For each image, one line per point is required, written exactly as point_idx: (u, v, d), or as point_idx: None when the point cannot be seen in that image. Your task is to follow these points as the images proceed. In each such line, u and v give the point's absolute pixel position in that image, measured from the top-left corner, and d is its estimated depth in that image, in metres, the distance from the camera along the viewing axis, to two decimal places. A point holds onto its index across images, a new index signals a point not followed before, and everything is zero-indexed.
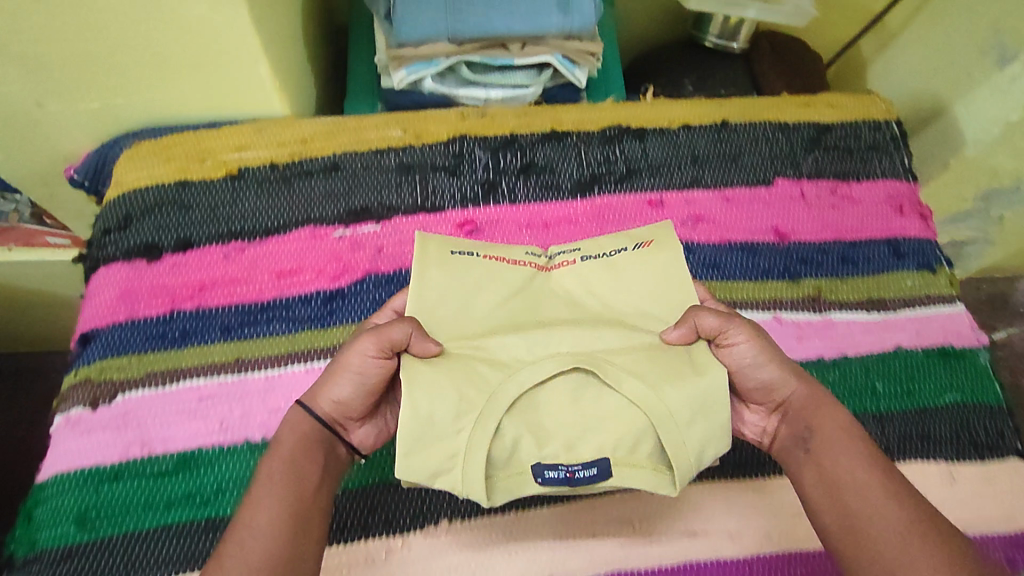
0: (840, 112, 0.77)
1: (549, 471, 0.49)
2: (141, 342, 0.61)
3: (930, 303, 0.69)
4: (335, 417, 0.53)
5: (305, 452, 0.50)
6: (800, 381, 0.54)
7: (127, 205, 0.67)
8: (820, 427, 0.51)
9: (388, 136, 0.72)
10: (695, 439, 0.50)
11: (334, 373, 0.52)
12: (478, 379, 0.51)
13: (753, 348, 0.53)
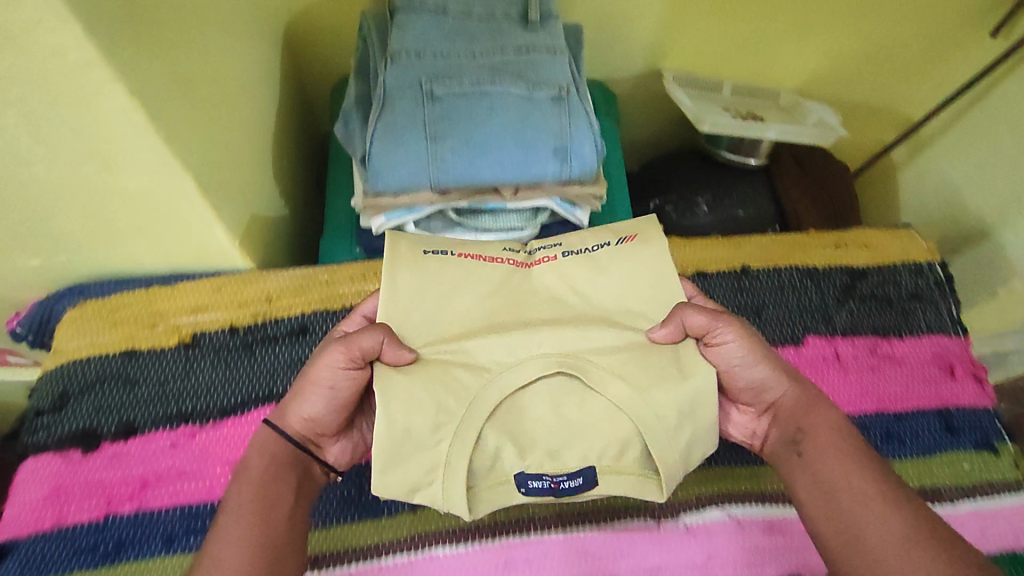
0: (875, 254, 0.68)
1: (533, 482, 0.48)
2: (67, 559, 0.52)
3: (992, 493, 0.58)
4: (307, 435, 0.50)
5: (277, 469, 0.47)
6: (791, 382, 0.51)
7: (66, 381, 0.59)
8: (812, 428, 0.49)
9: (365, 290, 0.64)
10: (684, 438, 0.48)
11: (302, 387, 0.49)
12: (455, 386, 0.48)
13: (742, 347, 0.50)
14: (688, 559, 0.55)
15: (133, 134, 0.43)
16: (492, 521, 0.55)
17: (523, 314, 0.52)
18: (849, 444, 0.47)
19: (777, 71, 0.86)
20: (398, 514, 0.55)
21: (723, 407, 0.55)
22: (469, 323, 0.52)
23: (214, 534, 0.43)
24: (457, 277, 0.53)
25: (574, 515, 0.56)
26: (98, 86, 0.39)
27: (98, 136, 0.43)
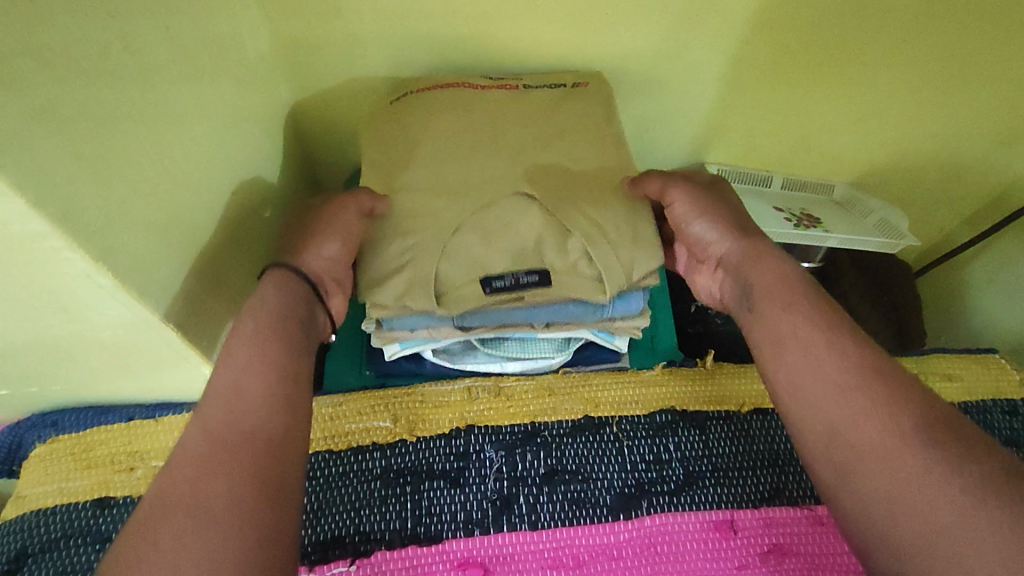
0: (962, 388, 0.60)
1: (496, 282, 0.53)
2: None
3: None
4: (323, 275, 0.51)
5: (285, 298, 0.46)
6: (736, 238, 0.53)
7: (24, 537, 0.51)
8: (760, 284, 0.48)
9: (374, 428, 0.57)
10: (626, 259, 0.54)
11: (317, 229, 0.51)
12: (425, 208, 0.55)
13: (689, 204, 0.55)
14: None
15: (89, 290, 0.38)
16: None
17: (481, 150, 0.58)
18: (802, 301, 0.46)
19: (825, 166, 0.80)
20: None
21: (688, 271, 0.59)
22: (441, 162, 0.57)
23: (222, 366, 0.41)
24: (429, 139, 0.58)
25: None
26: (35, 238, 0.33)
27: (51, 293, 0.39)
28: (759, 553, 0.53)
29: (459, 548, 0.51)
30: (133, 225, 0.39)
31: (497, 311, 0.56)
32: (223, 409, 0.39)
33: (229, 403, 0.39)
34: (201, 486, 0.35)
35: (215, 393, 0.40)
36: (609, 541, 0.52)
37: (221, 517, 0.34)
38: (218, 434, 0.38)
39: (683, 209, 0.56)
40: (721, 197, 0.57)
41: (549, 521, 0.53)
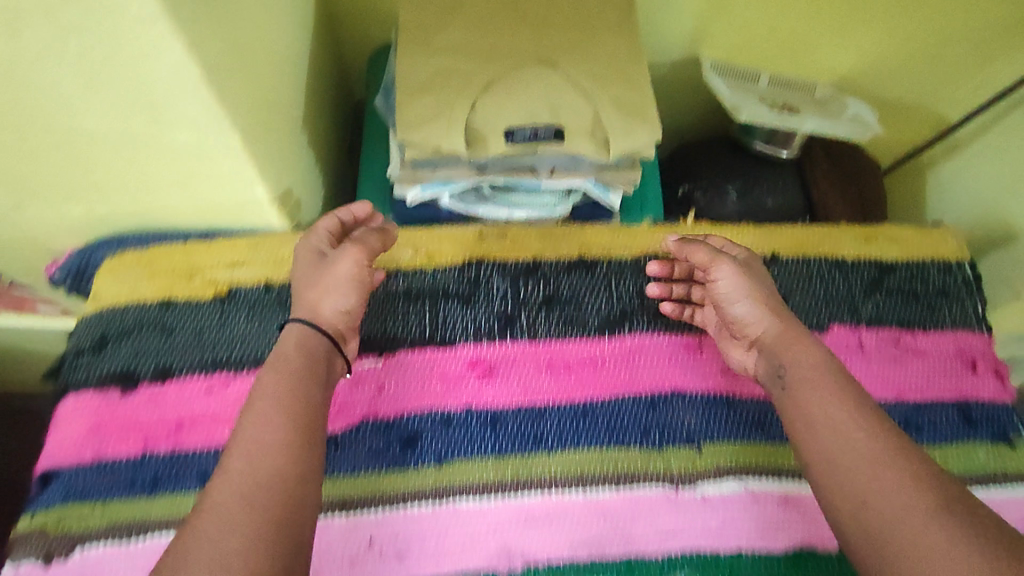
0: (904, 249, 0.69)
1: (517, 132, 0.60)
2: (106, 488, 0.55)
3: (780, 478, 0.60)
4: (340, 330, 0.55)
5: (309, 353, 0.51)
6: (772, 318, 0.55)
7: (105, 324, 0.60)
8: (794, 368, 0.52)
9: (397, 256, 0.65)
10: (632, 131, 0.60)
11: (328, 285, 0.54)
12: (450, 68, 0.62)
13: (736, 283, 0.57)
14: (700, 526, 0.57)
15: (178, 87, 0.47)
16: (518, 480, 0.57)
17: (502, 19, 0.64)
18: (826, 376, 0.50)
19: (810, 65, 0.87)
20: (424, 470, 0.57)
21: (720, 342, 0.61)
22: (463, 29, 0.64)
23: (241, 431, 0.45)
24: (452, 7, 0.65)
25: (597, 479, 0.58)
26: (141, 26, 0.41)
27: (145, 91, 0.47)
28: (720, 367, 0.63)
29: (470, 351, 0.62)
30: (212, 39, 0.47)
31: (513, 164, 0.62)
32: (243, 460, 0.43)
33: (249, 455, 0.43)
34: (219, 534, 0.39)
35: (236, 448, 0.44)
36: (595, 352, 0.63)
37: (235, 562, 0.38)
38: (240, 485, 0.42)
39: (728, 288, 0.57)
40: (757, 278, 0.59)
41: (545, 335, 0.63)
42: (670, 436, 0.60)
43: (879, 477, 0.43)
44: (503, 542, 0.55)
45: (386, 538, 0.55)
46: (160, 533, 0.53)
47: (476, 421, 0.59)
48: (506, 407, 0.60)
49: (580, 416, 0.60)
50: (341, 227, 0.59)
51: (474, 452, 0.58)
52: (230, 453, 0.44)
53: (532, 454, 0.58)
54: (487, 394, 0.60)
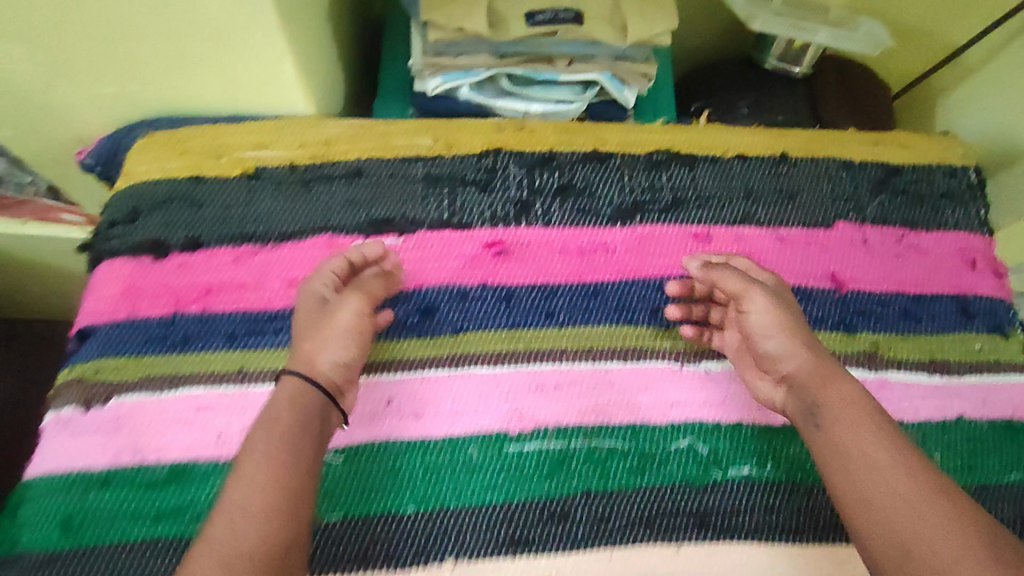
0: (912, 154, 0.71)
1: (538, 16, 0.64)
2: (140, 344, 0.57)
3: None
4: (333, 383, 0.53)
5: (302, 410, 0.50)
6: (807, 355, 0.54)
7: (135, 198, 0.63)
8: (826, 406, 0.51)
9: (417, 144, 0.67)
10: (647, 18, 0.65)
11: (328, 335, 0.54)
12: None
13: (768, 315, 0.56)
14: (701, 399, 0.60)
15: None
16: (530, 351, 0.60)
17: None
18: (866, 420, 0.50)
19: None
20: (441, 337, 0.60)
21: (744, 375, 0.59)
22: None
23: (227, 495, 0.45)
24: None
25: (605, 352, 0.61)
26: None
27: None
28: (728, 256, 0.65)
29: (486, 233, 0.64)
30: None
31: (534, 50, 0.65)
32: (226, 527, 0.43)
33: (234, 519, 0.43)
34: None
35: (223, 512, 0.44)
36: (607, 239, 0.65)
37: None
38: (221, 553, 0.42)
39: (762, 321, 0.56)
40: (791, 309, 0.57)
41: (559, 221, 0.65)
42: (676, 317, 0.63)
43: (923, 521, 0.44)
44: (514, 405, 0.58)
45: (403, 396, 0.58)
46: (193, 385, 0.56)
47: (490, 296, 0.62)
48: (520, 285, 0.62)
49: (591, 296, 0.63)
50: (349, 269, 0.58)
51: (489, 324, 0.61)
52: (213, 518, 0.44)
53: (544, 327, 0.61)
54: (502, 273, 0.63)
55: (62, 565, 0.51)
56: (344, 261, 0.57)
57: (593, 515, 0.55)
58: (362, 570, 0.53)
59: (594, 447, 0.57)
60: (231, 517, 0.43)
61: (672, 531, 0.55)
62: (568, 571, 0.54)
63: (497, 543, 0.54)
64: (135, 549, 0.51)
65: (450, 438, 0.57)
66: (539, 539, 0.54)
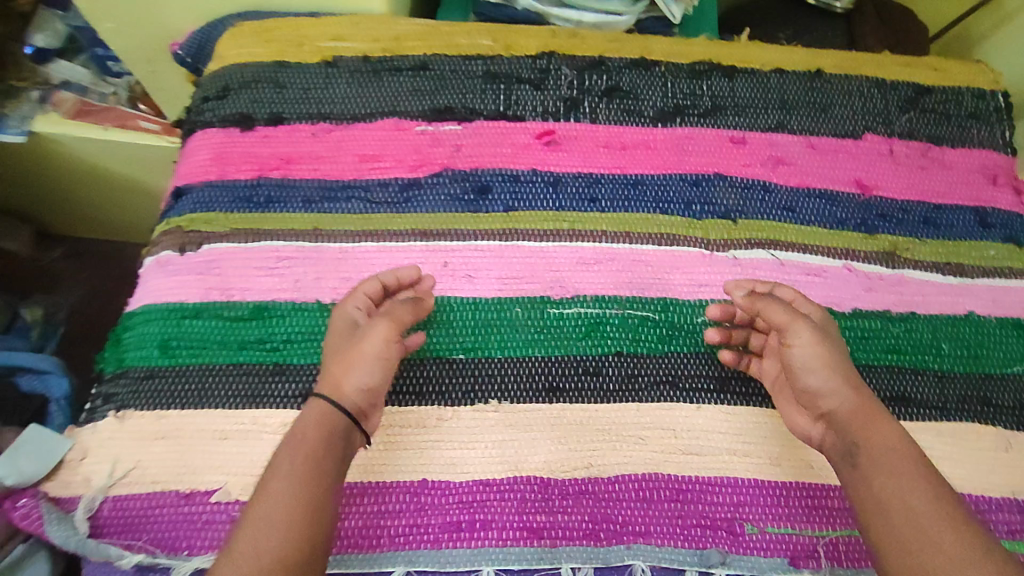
0: (943, 76, 0.75)
1: None
2: (228, 202, 0.65)
3: (817, 253, 0.65)
4: (359, 406, 0.52)
5: (326, 432, 0.49)
6: (852, 394, 0.52)
7: (227, 78, 0.71)
8: (870, 448, 0.49)
9: (478, 44, 0.74)
10: None
11: (356, 359, 0.52)
12: None
13: (814, 351, 0.53)
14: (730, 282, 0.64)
15: None
16: (573, 230, 0.65)
17: None
18: (909, 465, 0.48)
19: None
20: (493, 213, 0.66)
21: (781, 404, 0.57)
22: None
23: (251, 510, 0.45)
24: None
25: (642, 237, 0.65)
26: None
27: None
28: (762, 159, 0.69)
29: (537, 125, 0.70)
30: None
31: None
32: (251, 543, 0.44)
33: (260, 533, 0.44)
34: None
35: (249, 524, 0.45)
36: (649, 138, 0.70)
37: None
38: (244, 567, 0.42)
39: (806, 358, 0.53)
40: (836, 344, 0.54)
41: (605, 119, 0.70)
42: (710, 210, 0.67)
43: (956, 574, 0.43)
44: (558, 276, 0.63)
45: (455, 260, 0.63)
46: (275, 238, 0.63)
47: (540, 180, 0.67)
48: (566, 172, 0.68)
49: (631, 185, 0.68)
50: (383, 291, 0.58)
51: (536, 205, 0.66)
52: (238, 532, 0.45)
53: (587, 211, 0.66)
54: (551, 161, 0.68)
55: (159, 380, 0.57)
56: (380, 284, 0.57)
57: (623, 372, 0.59)
58: (416, 404, 0.57)
59: (628, 315, 0.61)
60: (258, 528, 0.44)
61: (697, 395, 0.59)
62: (598, 417, 0.57)
63: (537, 391, 0.58)
64: (221, 371, 0.57)
65: (498, 298, 0.61)
66: (573, 391, 0.58)
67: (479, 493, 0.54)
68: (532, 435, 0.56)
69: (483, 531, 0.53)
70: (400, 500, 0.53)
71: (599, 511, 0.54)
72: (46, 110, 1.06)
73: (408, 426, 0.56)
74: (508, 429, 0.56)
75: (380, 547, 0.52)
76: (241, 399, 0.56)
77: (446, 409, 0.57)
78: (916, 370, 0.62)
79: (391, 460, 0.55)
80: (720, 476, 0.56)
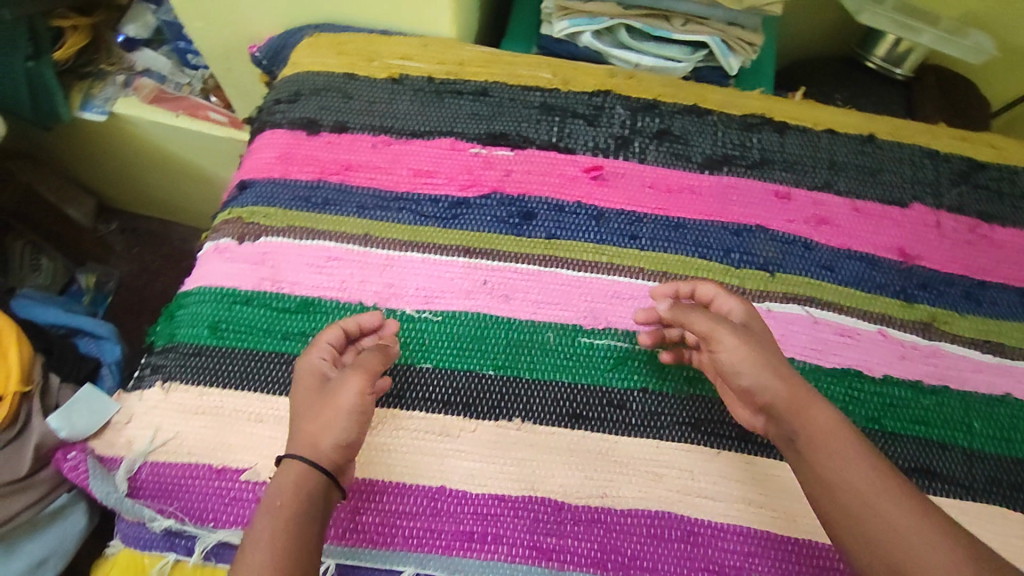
0: (998, 154, 0.76)
1: None
2: (289, 200, 0.68)
3: (851, 315, 0.66)
4: (336, 464, 0.51)
5: (305, 498, 0.48)
6: (782, 383, 0.51)
7: (300, 83, 0.76)
8: (805, 430, 0.49)
9: (537, 76, 0.77)
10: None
11: (332, 417, 0.51)
12: None
13: (740, 351, 0.52)
14: None
15: None
16: (612, 264, 0.67)
17: None
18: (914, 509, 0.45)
19: None
20: (536, 237, 0.68)
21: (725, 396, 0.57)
22: None
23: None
24: None
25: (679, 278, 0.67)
26: None
27: None
28: (805, 216, 0.71)
29: (586, 159, 0.72)
30: None
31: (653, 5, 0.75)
32: None
33: None
34: None
35: None
36: (695, 184, 0.72)
37: None
38: None
39: (732, 358, 0.52)
40: (759, 336, 0.54)
41: (653, 161, 0.73)
42: (748, 260, 0.68)
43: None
44: (592, 307, 0.65)
45: (496, 279, 0.65)
46: (329, 239, 0.66)
47: (584, 213, 0.69)
48: (611, 207, 0.70)
49: (673, 228, 0.69)
50: (344, 338, 0.57)
51: (579, 235, 0.68)
52: None
53: (627, 247, 0.68)
54: (597, 195, 0.71)
55: (205, 358, 0.61)
56: (341, 332, 0.57)
57: (645, 408, 0.60)
58: (442, 413, 0.59)
59: (655, 353, 0.63)
60: None
61: (716, 440, 0.59)
62: (617, 448, 0.58)
63: (559, 416, 0.59)
64: (264, 358, 0.60)
65: (532, 321, 0.63)
66: (595, 420, 0.59)
67: (493, 507, 0.55)
68: (551, 460, 0.57)
69: (493, 545, 0.54)
70: (417, 503, 0.55)
71: (609, 542, 0.55)
72: (128, 93, 1.13)
73: (433, 433, 0.58)
74: (529, 448, 0.58)
75: (393, 545, 0.54)
76: (279, 387, 0.59)
77: (470, 421, 0.59)
78: (942, 444, 0.61)
79: (413, 464, 0.57)
80: (729, 523, 0.56)
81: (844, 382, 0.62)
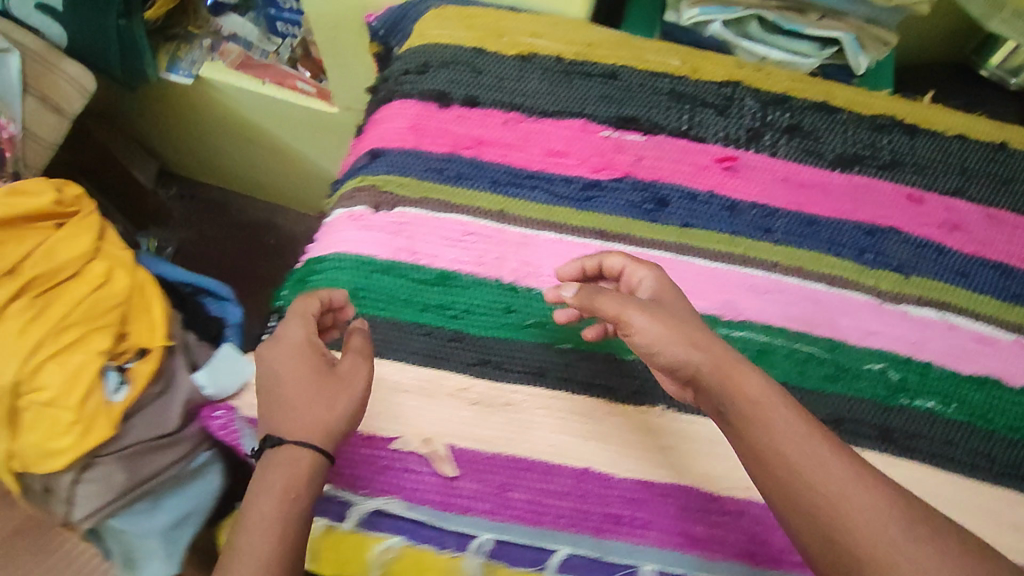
0: None
1: None
2: (421, 171, 0.68)
3: (985, 323, 0.65)
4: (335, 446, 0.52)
5: (313, 482, 0.50)
6: (700, 352, 0.47)
7: (427, 54, 0.74)
8: (734, 399, 0.46)
9: (666, 63, 0.75)
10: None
11: (342, 400, 0.52)
12: None
13: (655, 327, 0.49)
14: (899, 335, 0.64)
15: None
16: (747, 257, 0.66)
17: None
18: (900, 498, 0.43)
19: None
20: (669, 224, 0.67)
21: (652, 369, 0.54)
22: None
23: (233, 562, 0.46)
24: None
25: (815, 275, 0.66)
26: None
27: None
28: (938, 220, 0.70)
29: (718, 149, 0.71)
30: None
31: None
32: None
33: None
34: None
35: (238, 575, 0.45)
36: (827, 181, 0.71)
37: None
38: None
39: (648, 335, 0.49)
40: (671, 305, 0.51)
41: (784, 157, 0.72)
42: (882, 261, 0.67)
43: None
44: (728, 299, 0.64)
45: None
46: (465, 213, 0.65)
47: (716, 203, 0.69)
48: (744, 199, 0.69)
49: (806, 223, 0.68)
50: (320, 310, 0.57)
51: (713, 225, 0.68)
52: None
53: (761, 240, 0.67)
54: (729, 186, 0.70)
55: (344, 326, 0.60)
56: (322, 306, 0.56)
57: None
58: (584, 394, 0.59)
59: (794, 347, 0.63)
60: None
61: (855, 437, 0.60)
62: None
63: None
64: (406, 328, 0.61)
65: None
66: None
67: (638, 492, 0.55)
68: (696, 449, 0.57)
69: (643, 528, 0.54)
70: (567, 483, 0.55)
71: (756, 533, 0.54)
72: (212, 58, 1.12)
73: (576, 415, 0.57)
74: (671, 436, 0.57)
75: (546, 524, 0.54)
76: (424, 357, 0.60)
77: (612, 404, 0.58)
78: None
79: (560, 444, 0.56)
80: None
81: (977, 390, 0.62)
